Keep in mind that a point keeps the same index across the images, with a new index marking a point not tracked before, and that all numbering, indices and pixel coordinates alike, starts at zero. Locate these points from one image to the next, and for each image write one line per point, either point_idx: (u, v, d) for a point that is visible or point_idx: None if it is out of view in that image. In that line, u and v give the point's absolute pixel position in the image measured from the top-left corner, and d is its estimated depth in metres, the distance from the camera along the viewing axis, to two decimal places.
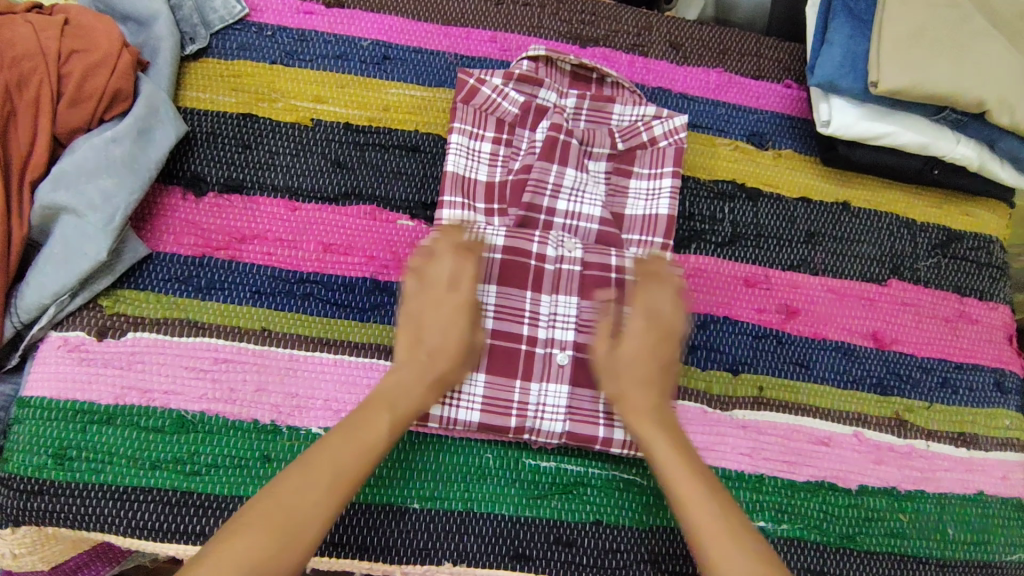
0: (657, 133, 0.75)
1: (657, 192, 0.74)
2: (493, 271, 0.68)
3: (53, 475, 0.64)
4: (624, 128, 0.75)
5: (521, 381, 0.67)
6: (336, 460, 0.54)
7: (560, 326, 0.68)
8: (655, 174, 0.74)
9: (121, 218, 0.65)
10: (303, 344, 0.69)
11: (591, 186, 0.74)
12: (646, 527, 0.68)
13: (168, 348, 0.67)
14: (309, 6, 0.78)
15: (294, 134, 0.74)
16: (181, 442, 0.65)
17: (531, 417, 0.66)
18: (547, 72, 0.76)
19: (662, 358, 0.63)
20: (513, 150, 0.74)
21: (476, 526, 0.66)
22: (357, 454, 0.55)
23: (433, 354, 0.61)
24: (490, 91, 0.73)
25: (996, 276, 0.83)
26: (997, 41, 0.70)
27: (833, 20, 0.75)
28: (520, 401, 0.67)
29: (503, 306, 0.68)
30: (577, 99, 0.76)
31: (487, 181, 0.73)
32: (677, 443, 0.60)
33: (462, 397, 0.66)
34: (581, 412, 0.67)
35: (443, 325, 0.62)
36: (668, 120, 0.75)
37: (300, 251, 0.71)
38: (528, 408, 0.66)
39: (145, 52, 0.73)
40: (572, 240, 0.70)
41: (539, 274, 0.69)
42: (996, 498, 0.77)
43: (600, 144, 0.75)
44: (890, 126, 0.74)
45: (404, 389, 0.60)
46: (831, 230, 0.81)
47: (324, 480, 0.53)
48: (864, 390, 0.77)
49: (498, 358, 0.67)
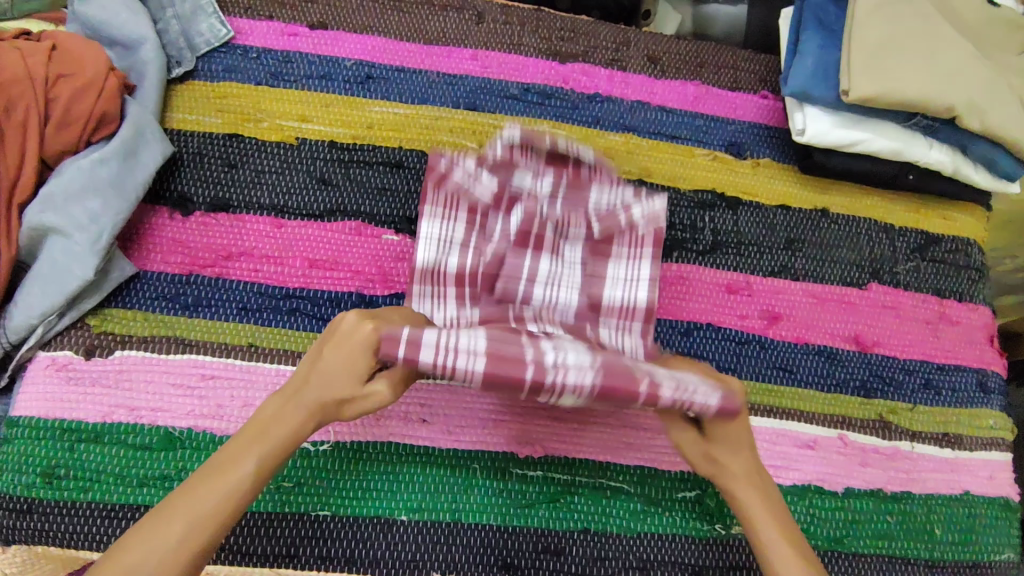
0: (635, 219, 0.71)
1: (635, 280, 0.70)
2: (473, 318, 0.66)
3: (42, 494, 0.64)
4: (602, 214, 0.72)
5: (529, 341, 0.51)
6: (196, 524, 0.47)
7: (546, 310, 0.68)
8: (634, 261, 0.71)
9: (107, 237, 0.66)
10: (290, 359, 0.70)
11: (566, 274, 0.70)
12: (634, 535, 0.69)
13: (155, 366, 0.68)
14: (293, 28, 0.80)
15: (279, 153, 0.76)
16: (169, 458, 0.66)
17: (550, 372, 0.47)
18: (522, 155, 0.71)
19: (756, 452, 0.57)
20: (485, 238, 0.71)
21: (463, 537, 0.67)
22: (211, 492, 0.48)
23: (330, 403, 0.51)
24: (461, 174, 0.71)
25: (975, 278, 0.84)
26: (962, 49, 0.72)
27: (804, 32, 0.77)
28: (534, 359, 0.48)
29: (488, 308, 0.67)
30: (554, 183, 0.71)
31: (456, 270, 0.70)
32: (770, 504, 0.56)
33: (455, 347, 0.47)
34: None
35: (348, 362, 0.50)
36: (647, 205, 0.70)
37: (288, 267, 0.72)
38: (546, 368, 0.47)
39: (132, 76, 0.75)
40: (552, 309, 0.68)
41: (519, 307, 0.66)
42: (983, 498, 0.77)
43: (576, 225, 0.71)
44: (864, 133, 0.76)
45: (290, 426, 0.50)
46: (811, 236, 0.82)
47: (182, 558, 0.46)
48: (848, 393, 0.78)
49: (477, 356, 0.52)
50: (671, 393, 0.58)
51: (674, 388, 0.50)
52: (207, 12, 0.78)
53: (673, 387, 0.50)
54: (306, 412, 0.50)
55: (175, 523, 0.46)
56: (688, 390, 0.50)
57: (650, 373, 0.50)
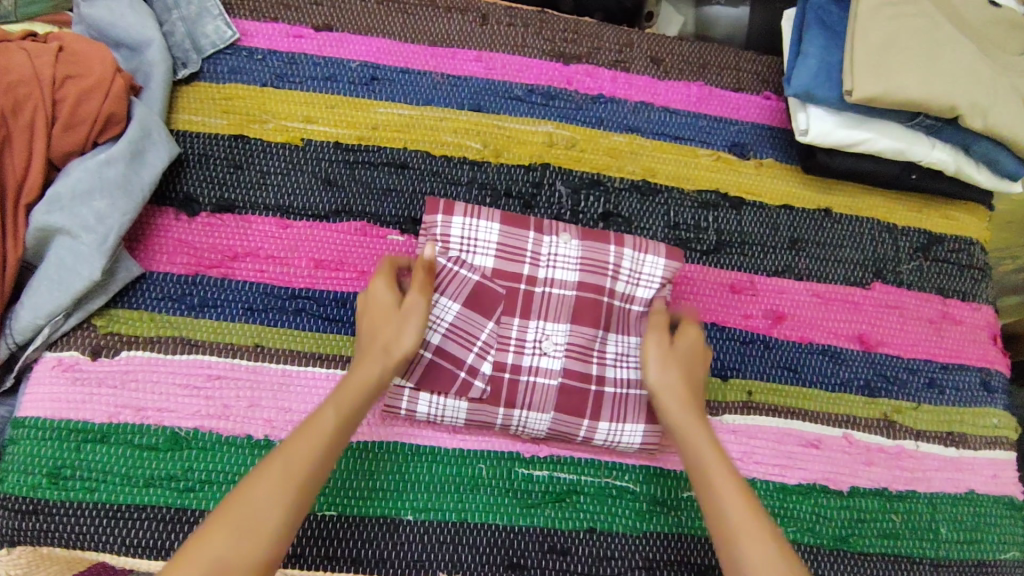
0: (607, 365, 0.68)
1: (618, 429, 0.67)
2: (476, 317, 0.67)
3: (48, 495, 0.64)
4: (580, 349, 0.68)
5: (533, 234, 0.70)
6: (298, 459, 0.54)
7: (560, 266, 0.69)
8: (618, 412, 0.67)
9: (114, 237, 0.66)
10: (296, 359, 0.70)
11: (554, 338, 0.68)
12: (639, 534, 0.68)
13: (162, 366, 0.68)
14: (298, 30, 0.80)
15: (284, 154, 0.76)
16: (175, 459, 0.66)
17: (543, 266, 0.69)
18: (513, 249, 0.69)
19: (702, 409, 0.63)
20: (467, 345, 0.67)
21: (469, 537, 0.66)
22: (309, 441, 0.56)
23: (389, 346, 0.61)
24: (447, 262, 0.68)
25: (978, 277, 0.84)
26: (965, 49, 0.73)
27: (807, 33, 0.77)
28: (533, 251, 0.69)
29: (504, 245, 0.69)
30: (538, 321, 0.68)
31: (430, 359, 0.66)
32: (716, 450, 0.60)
33: (476, 242, 0.68)
34: (577, 349, 0.68)
35: (389, 312, 0.62)
36: (623, 343, 0.69)
37: (293, 267, 0.72)
38: (541, 257, 0.69)
39: (138, 77, 0.75)
40: (550, 343, 0.68)
41: (527, 301, 0.68)
42: (988, 497, 0.77)
43: (547, 372, 0.67)
44: (867, 133, 0.76)
45: (359, 377, 0.60)
46: (814, 236, 0.82)
47: (290, 479, 0.53)
48: (853, 392, 0.78)
49: (478, 297, 0.68)
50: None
51: (632, 266, 0.69)
52: (212, 15, 0.78)
53: (630, 268, 0.69)
54: (380, 362, 0.60)
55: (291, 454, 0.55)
56: (641, 262, 0.69)
57: (613, 257, 0.69)
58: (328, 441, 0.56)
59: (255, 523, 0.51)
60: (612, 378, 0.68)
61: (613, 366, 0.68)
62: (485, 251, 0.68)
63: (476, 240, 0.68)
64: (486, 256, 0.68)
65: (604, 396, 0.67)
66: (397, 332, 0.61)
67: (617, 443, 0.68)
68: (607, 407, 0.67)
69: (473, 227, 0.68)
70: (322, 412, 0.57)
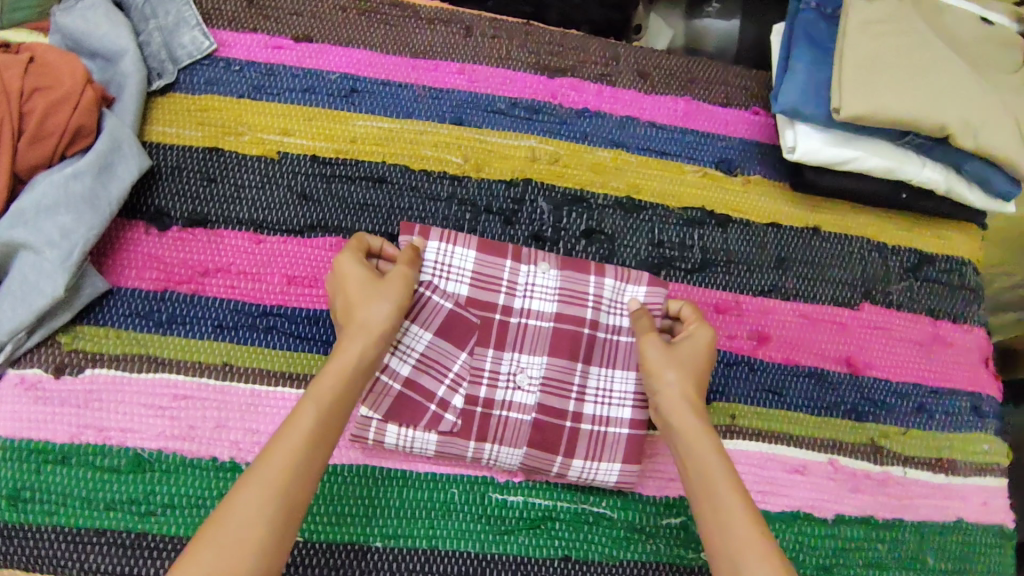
0: (586, 404, 0.66)
1: (594, 467, 0.66)
2: (448, 347, 0.66)
3: (6, 517, 0.62)
4: (556, 382, 0.66)
5: (510, 263, 0.69)
6: (279, 466, 0.51)
7: (537, 297, 0.68)
8: (595, 451, 0.66)
9: (79, 253, 0.64)
10: (266, 379, 0.68)
11: (530, 371, 0.66)
12: (616, 563, 0.66)
13: (127, 385, 0.66)
14: (277, 41, 0.79)
15: (260, 167, 0.74)
16: (138, 481, 0.64)
17: (519, 296, 0.68)
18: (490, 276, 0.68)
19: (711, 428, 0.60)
20: (438, 377, 0.65)
21: (440, 565, 0.64)
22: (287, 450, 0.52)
23: (367, 319, 0.59)
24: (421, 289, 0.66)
25: (969, 298, 0.83)
26: (956, 67, 0.71)
27: (795, 49, 0.75)
28: (510, 280, 0.68)
29: (479, 272, 0.68)
30: (513, 356, 0.67)
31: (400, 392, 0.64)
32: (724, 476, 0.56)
33: (451, 269, 0.67)
34: (552, 383, 0.66)
35: (368, 290, 0.61)
36: (606, 381, 0.67)
37: (264, 283, 0.71)
38: (518, 287, 0.68)
39: (111, 88, 0.74)
40: (526, 377, 0.66)
41: (502, 333, 0.67)
42: (977, 525, 0.75)
43: (520, 408, 0.66)
44: (855, 152, 0.75)
45: (340, 358, 0.57)
46: (802, 255, 0.81)
47: (271, 488, 0.50)
48: (839, 416, 0.76)
49: (451, 326, 0.66)
50: (624, 384, 0.67)
51: (612, 296, 0.69)
52: (190, 25, 0.77)
53: (610, 298, 0.69)
54: (361, 339, 0.58)
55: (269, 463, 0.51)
56: (621, 292, 0.69)
57: (594, 288, 0.69)
58: (310, 441, 0.53)
59: (240, 536, 0.48)
60: (590, 415, 0.66)
61: (593, 403, 0.67)
62: (459, 278, 0.67)
63: (450, 265, 0.67)
64: (460, 283, 0.67)
65: (580, 434, 0.66)
66: (372, 306, 0.60)
67: (594, 477, 0.66)
68: (583, 443, 0.66)
69: (448, 253, 0.68)
70: (299, 413, 0.54)
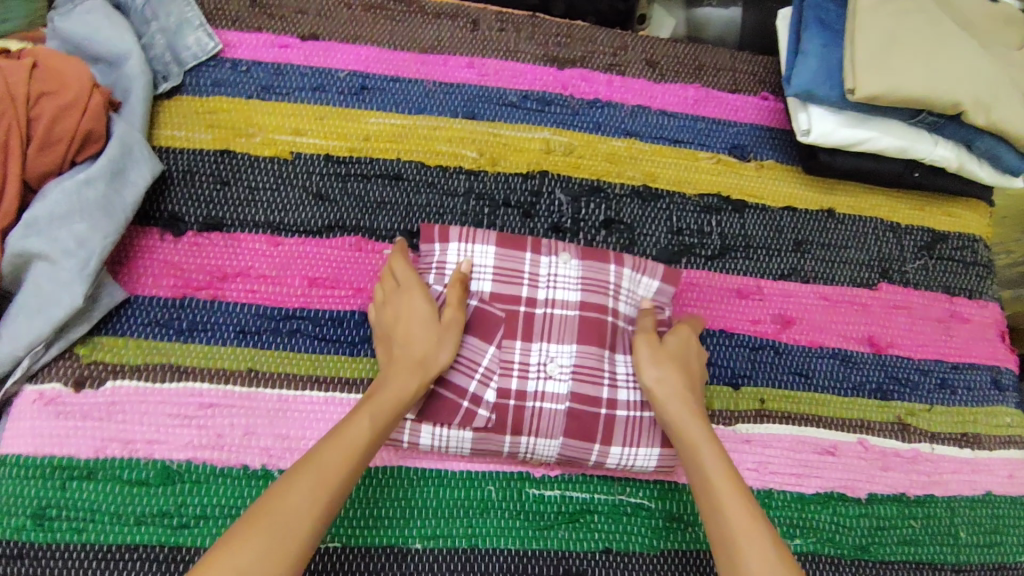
0: (619, 392, 0.65)
1: (632, 453, 0.65)
2: (475, 342, 0.65)
3: (32, 538, 0.60)
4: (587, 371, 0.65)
5: (532, 256, 0.68)
6: (332, 464, 0.52)
7: (561, 287, 0.68)
8: (633, 437, 0.65)
9: (96, 262, 0.63)
10: (293, 384, 0.67)
11: (559, 360, 0.65)
12: (656, 553, 0.66)
13: (150, 396, 0.64)
14: (283, 40, 0.77)
15: (273, 168, 0.73)
16: (168, 494, 0.62)
17: (543, 287, 0.67)
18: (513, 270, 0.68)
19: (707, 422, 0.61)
20: (469, 373, 0.64)
21: (481, 564, 0.64)
22: (338, 449, 0.53)
23: (426, 357, 0.60)
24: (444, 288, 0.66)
25: (983, 274, 0.83)
26: (966, 44, 0.72)
27: (806, 31, 0.75)
28: (532, 273, 0.68)
29: (502, 267, 0.67)
30: (541, 346, 0.66)
31: (433, 390, 0.63)
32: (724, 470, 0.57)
33: (474, 267, 0.67)
34: (585, 370, 0.65)
35: (428, 326, 0.61)
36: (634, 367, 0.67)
37: (285, 286, 0.69)
38: (541, 279, 0.68)
39: (116, 92, 0.72)
40: (558, 366, 0.65)
41: (530, 323, 0.66)
42: (1005, 498, 0.76)
43: (554, 399, 0.64)
44: (869, 132, 0.75)
45: (399, 385, 0.58)
46: (819, 237, 0.81)
47: (329, 483, 0.51)
48: (865, 396, 0.77)
49: (477, 322, 0.65)
50: None
51: (630, 286, 0.70)
52: (193, 25, 0.75)
53: (628, 287, 0.70)
54: (414, 372, 0.59)
55: (326, 458, 0.52)
56: (637, 283, 0.70)
57: (614, 276, 0.69)
58: (361, 451, 0.54)
59: (291, 530, 0.48)
60: (624, 401, 0.65)
61: (626, 388, 0.66)
62: (482, 275, 0.67)
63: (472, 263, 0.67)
64: (483, 280, 0.67)
65: (616, 421, 0.65)
66: (442, 350, 0.61)
67: (632, 464, 0.66)
68: (620, 430, 0.64)
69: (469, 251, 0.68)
70: (355, 420, 0.55)
